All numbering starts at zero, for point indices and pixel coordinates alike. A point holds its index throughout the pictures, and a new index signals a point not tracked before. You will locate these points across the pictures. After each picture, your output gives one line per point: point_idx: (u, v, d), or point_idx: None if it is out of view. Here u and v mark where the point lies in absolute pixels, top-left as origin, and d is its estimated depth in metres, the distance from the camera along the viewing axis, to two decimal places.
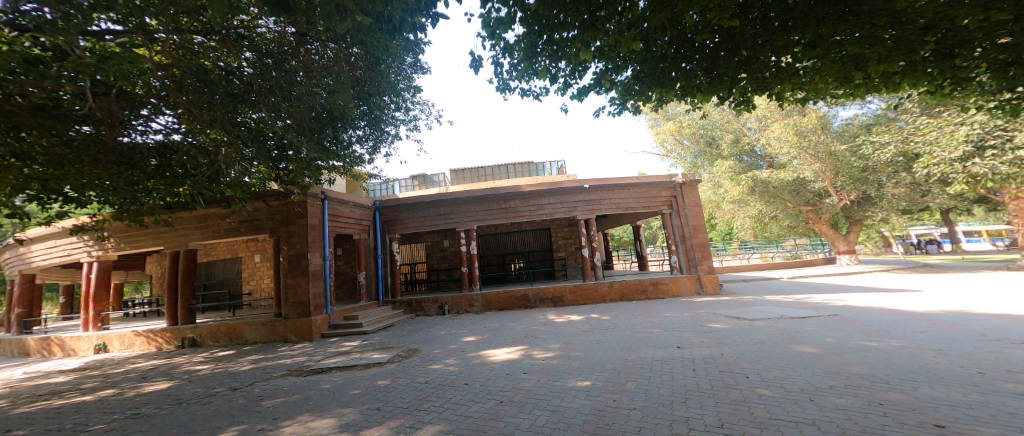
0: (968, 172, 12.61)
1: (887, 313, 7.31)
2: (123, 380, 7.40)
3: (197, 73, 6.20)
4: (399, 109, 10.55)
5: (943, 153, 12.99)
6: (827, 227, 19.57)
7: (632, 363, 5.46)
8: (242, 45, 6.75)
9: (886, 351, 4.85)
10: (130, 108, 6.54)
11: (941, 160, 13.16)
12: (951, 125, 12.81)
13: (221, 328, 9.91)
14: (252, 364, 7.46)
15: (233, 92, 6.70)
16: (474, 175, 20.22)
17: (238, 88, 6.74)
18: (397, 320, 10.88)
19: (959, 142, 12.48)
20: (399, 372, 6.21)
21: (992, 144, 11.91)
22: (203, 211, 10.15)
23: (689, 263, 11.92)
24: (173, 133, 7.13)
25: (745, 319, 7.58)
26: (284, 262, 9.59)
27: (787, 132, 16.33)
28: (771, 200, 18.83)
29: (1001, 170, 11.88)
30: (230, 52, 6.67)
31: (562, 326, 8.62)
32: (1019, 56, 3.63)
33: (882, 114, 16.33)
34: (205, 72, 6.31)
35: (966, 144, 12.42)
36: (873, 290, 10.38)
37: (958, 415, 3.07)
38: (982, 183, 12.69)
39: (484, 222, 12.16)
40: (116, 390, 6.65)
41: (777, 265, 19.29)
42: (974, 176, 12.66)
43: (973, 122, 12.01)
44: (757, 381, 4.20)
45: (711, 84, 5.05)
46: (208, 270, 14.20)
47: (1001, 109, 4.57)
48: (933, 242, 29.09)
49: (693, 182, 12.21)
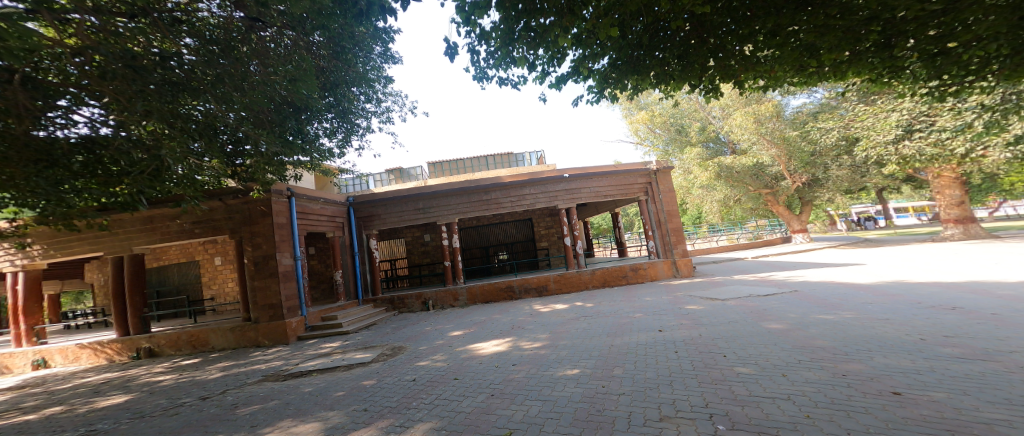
0: (900, 154, 13.74)
1: (841, 287, 7.93)
2: (72, 396, 6.81)
3: (123, 57, 5.58)
4: (370, 100, 10.17)
5: (879, 137, 14.11)
6: (784, 208, 20.85)
7: (617, 349, 5.63)
8: (180, 30, 6.26)
9: (844, 323, 5.27)
10: (43, 98, 5.96)
11: (877, 144, 14.26)
12: (884, 111, 13.90)
13: (182, 336, 9.30)
14: (222, 372, 7.06)
15: (170, 80, 6.09)
16: (451, 168, 19.87)
17: (178, 77, 6.13)
18: (378, 318, 10.63)
19: (891, 126, 13.55)
20: (385, 371, 6.09)
21: (919, 128, 12.96)
22: (148, 212, 9.38)
23: (665, 247, 12.39)
24: (102, 126, 6.52)
25: (718, 300, 8.00)
26: (251, 264, 9.07)
27: (747, 120, 17.14)
28: (734, 184, 19.79)
29: (927, 151, 12.94)
30: (167, 38, 6.12)
31: (548, 315, 8.73)
32: (945, 48, 3.97)
33: (826, 103, 17.44)
34: (133, 57, 5.72)
35: (897, 128, 13.50)
36: (827, 266, 11.21)
37: (911, 382, 3.39)
38: (912, 163, 13.82)
39: (466, 214, 12.04)
40: (65, 407, 6.11)
41: (741, 246, 20.40)
42: (905, 158, 13.81)
43: (902, 109, 13.09)
44: (735, 360, 4.44)
45: (686, 74, 5.17)
46: (162, 276, 13.19)
47: (933, 95, 4.85)
48: (872, 218, 31.77)
49: (666, 169, 12.61)
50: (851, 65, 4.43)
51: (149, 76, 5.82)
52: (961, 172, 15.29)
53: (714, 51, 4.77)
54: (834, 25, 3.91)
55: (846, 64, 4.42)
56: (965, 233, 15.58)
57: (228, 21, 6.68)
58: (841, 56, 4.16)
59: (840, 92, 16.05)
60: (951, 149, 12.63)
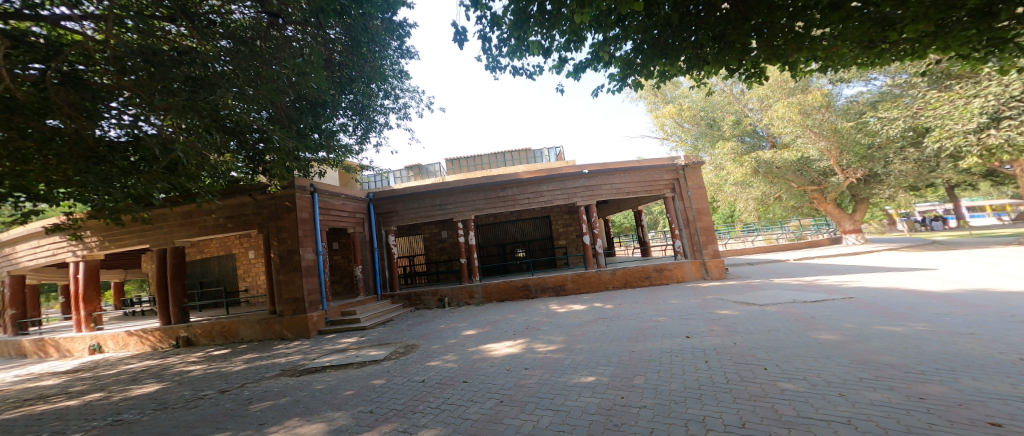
0: (983, 144, 12.02)
1: (905, 294, 6.96)
2: (112, 382, 7.15)
3: (142, 53, 5.73)
4: (388, 95, 10.16)
5: (955, 126, 12.40)
6: (832, 206, 19.13)
7: (640, 356, 5.16)
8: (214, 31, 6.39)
9: (912, 337, 4.53)
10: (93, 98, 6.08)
11: (953, 133, 12.56)
12: (962, 98, 12.32)
13: (215, 327, 9.66)
14: (245, 364, 7.19)
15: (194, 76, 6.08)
16: (471, 164, 19.75)
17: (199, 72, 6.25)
18: (396, 314, 10.64)
19: (973, 114, 11.89)
20: (396, 370, 5.94)
21: (1008, 115, 11.36)
22: (187, 207, 9.80)
23: (694, 247, 11.59)
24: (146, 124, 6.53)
25: (755, 305, 7.27)
26: (275, 258, 9.27)
27: (791, 111, 15.69)
28: (775, 180, 18.37)
29: (1017, 141, 11.25)
30: (201, 40, 6.26)
31: (565, 316, 8.32)
32: None
33: (887, 90, 15.51)
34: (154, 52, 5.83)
35: (980, 116, 11.82)
36: (884, 270, 10.06)
37: (1014, 412, 2.75)
38: (997, 155, 12.14)
39: (482, 211, 11.81)
40: (102, 394, 6.39)
41: (782, 247, 18.92)
42: (988, 149, 12.10)
43: (987, 93, 11.57)
44: (777, 374, 3.88)
45: (717, 52, 4.57)
46: (202, 268, 13.91)
47: None
48: (939, 217, 28.69)
49: (696, 164, 11.78)
50: (941, 40, 3.62)
51: (172, 72, 5.87)
52: None
53: (757, 30, 4.13)
54: None
55: (934, 39, 3.65)
56: None
57: (257, 21, 6.83)
58: (929, 27, 3.40)
59: (908, 79, 14.30)
60: None
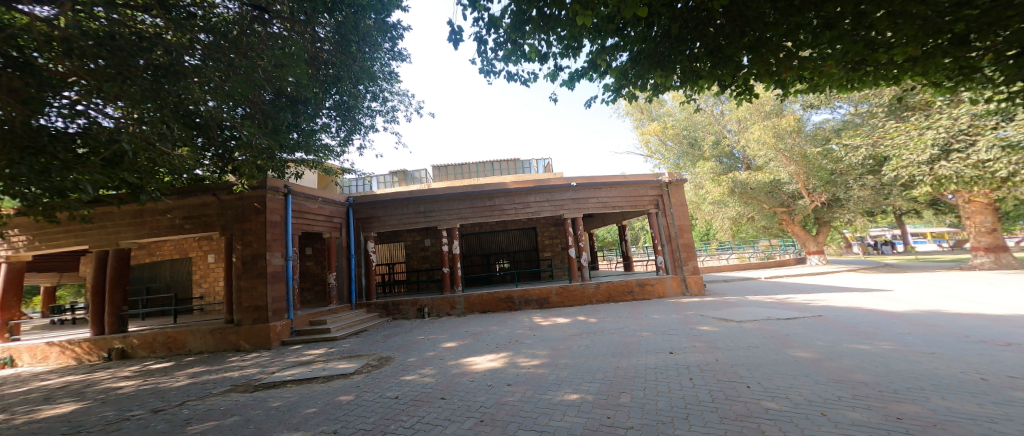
0: (934, 174, 12.95)
1: (869, 313, 7.27)
2: (20, 402, 6.34)
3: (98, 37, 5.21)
4: (375, 99, 9.89)
5: (911, 157, 13.38)
6: (799, 228, 20.14)
7: (624, 372, 5.07)
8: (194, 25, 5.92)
9: (882, 355, 4.66)
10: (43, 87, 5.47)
11: (909, 163, 13.54)
12: (917, 129, 13.35)
13: (158, 337, 8.86)
14: (190, 379, 6.57)
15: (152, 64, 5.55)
16: (457, 172, 19.51)
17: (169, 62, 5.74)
18: (370, 324, 10.14)
19: (926, 145, 12.86)
20: (367, 385, 5.57)
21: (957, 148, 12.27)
22: (138, 205, 9.02)
23: (675, 263, 11.78)
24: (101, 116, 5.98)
25: (733, 321, 7.39)
26: (238, 263, 8.65)
27: (766, 133, 16.54)
28: (748, 201, 19.19)
29: (965, 173, 12.17)
30: (177, 32, 5.80)
31: (549, 329, 8.16)
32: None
33: (850, 119, 16.60)
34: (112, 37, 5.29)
35: (933, 147, 12.77)
36: (849, 290, 10.53)
37: (986, 432, 2.80)
38: (946, 185, 13.06)
39: (468, 220, 11.57)
40: (5, 416, 5.64)
41: (753, 266, 19.66)
42: (938, 179, 13.05)
43: (940, 126, 12.52)
44: (760, 392, 3.86)
45: (714, 62, 4.68)
46: (152, 273, 12.85)
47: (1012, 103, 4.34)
48: (890, 243, 30.82)
49: (679, 181, 12.07)
50: (922, 65, 3.96)
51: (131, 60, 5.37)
52: (995, 198, 14.72)
53: (754, 44, 4.25)
54: (914, 12, 3.47)
55: (916, 64, 3.97)
56: (996, 261, 14.72)
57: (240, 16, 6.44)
58: (915, 51, 3.70)
59: (870, 110, 15.34)
60: (992, 171, 11.92)
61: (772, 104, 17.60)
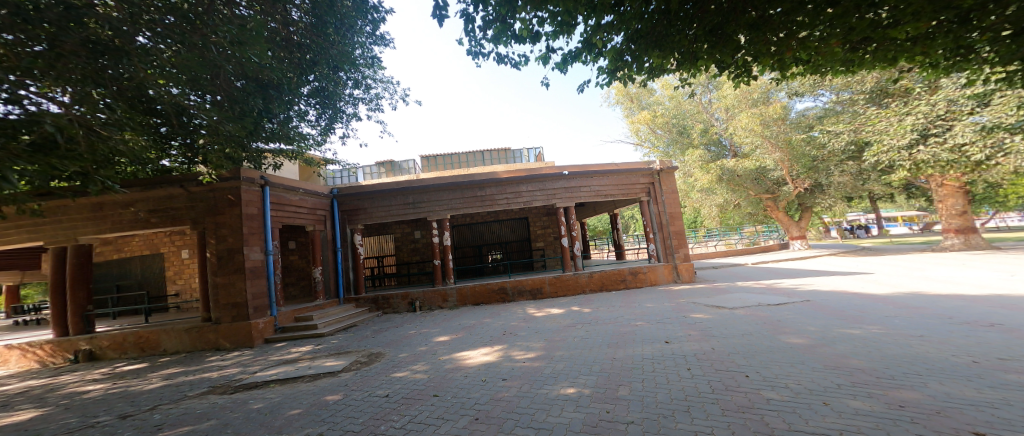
0: (914, 159, 13.22)
1: (855, 297, 7.40)
2: None
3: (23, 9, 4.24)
4: (357, 85, 9.41)
5: (891, 142, 13.67)
6: (783, 214, 20.58)
7: (621, 364, 5.01)
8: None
9: (874, 340, 4.69)
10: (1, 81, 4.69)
11: (890, 148, 13.83)
12: (897, 115, 13.61)
13: (128, 338, 8.40)
14: (163, 381, 6.21)
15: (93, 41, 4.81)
16: (446, 162, 19.09)
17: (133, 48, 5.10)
18: (360, 319, 9.87)
19: (906, 130, 13.14)
20: (355, 383, 5.36)
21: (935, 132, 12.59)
22: (97, 198, 8.47)
23: (666, 251, 11.82)
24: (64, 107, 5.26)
25: (726, 308, 7.42)
26: (213, 259, 8.22)
27: (753, 121, 16.71)
28: (735, 188, 19.45)
29: (942, 157, 12.48)
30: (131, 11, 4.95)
31: (543, 321, 8.05)
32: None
33: (830, 107, 16.85)
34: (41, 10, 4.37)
35: (912, 132, 13.07)
36: (835, 274, 10.74)
37: (989, 418, 2.79)
38: (924, 170, 13.35)
39: (459, 211, 11.31)
40: None
41: (740, 252, 20.00)
42: (917, 163, 13.32)
43: (919, 111, 12.81)
44: (759, 382, 3.82)
45: (714, 42, 4.54)
46: (123, 270, 12.20)
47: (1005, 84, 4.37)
48: (867, 228, 31.91)
49: (670, 169, 12.02)
50: (924, 42, 3.94)
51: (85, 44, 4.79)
52: (965, 181, 15.22)
53: (756, 22, 4.17)
54: None
55: (917, 43, 3.95)
56: (965, 243, 15.30)
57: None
58: (919, 27, 3.64)
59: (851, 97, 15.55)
60: (968, 155, 12.25)
61: (759, 91, 17.71)
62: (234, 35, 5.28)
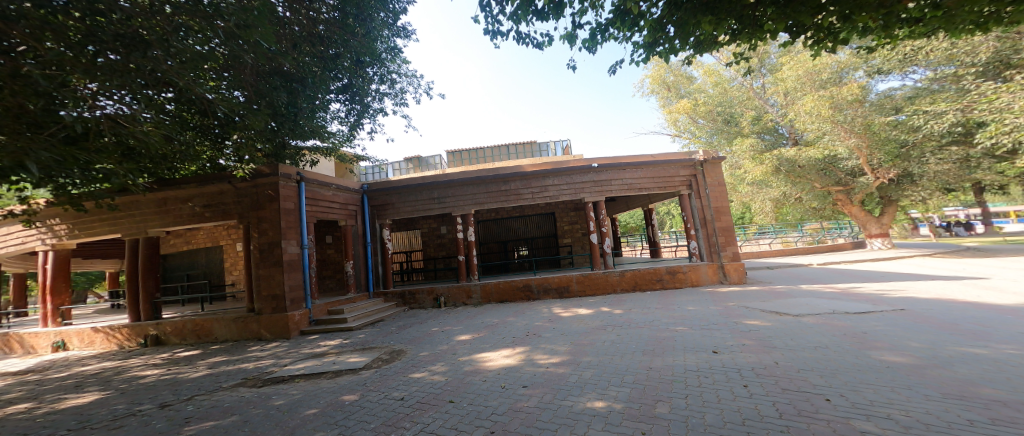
0: None
1: (963, 307, 6.04)
2: (51, 390, 6.34)
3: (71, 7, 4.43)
4: (382, 80, 9.41)
5: (1016, 120, 10.95)
6: (857, 209, 18.16)
7: (659, 376, 4.38)
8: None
9: (1011, 365, 3.61)
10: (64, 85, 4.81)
11: (1014, 127, 11.14)
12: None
13: (187, 325, 8.92)
14: (206, 370, 6.39)
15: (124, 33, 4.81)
16: (472, 157, 18.87)
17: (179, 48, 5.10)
18: (387, 313, 9.86)
19: None
20: (373, 383, 5.15)
21: None
22: (162, 193, 9.09)
23: (711, 249, 10.63)
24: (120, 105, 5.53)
25: (788, 315, 6.37)
26: (255, 251, 8.51)
27: (820, 105, 14.71)
28: (797, 180, 17.47)
29: None
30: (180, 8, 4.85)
31: (569, 321, 7.44)
32: None
33: (924, 85, 14.24)
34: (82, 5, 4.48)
35: None
36: (926, 277, 9.09)
37: None
38: None
39: (482, 205, 10.99)
40: (31, 404, 5.59)
41: (802, 251, 17.88)
42: None
43: None
44: (848, 410, 2.97)
45: (782, 3, 3.73)
46: (189, 261, 13.22)
47: None
48: (962, 225, 27.63)
49: (716, 159, 10.83)
50: None
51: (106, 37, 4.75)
52: None
53: None
54: None
55: None
56: None
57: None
58: None
59: (953, 72, 13.13)
60: None
61: (828, 71, 15.53)
62: (239, 17, 5.05)
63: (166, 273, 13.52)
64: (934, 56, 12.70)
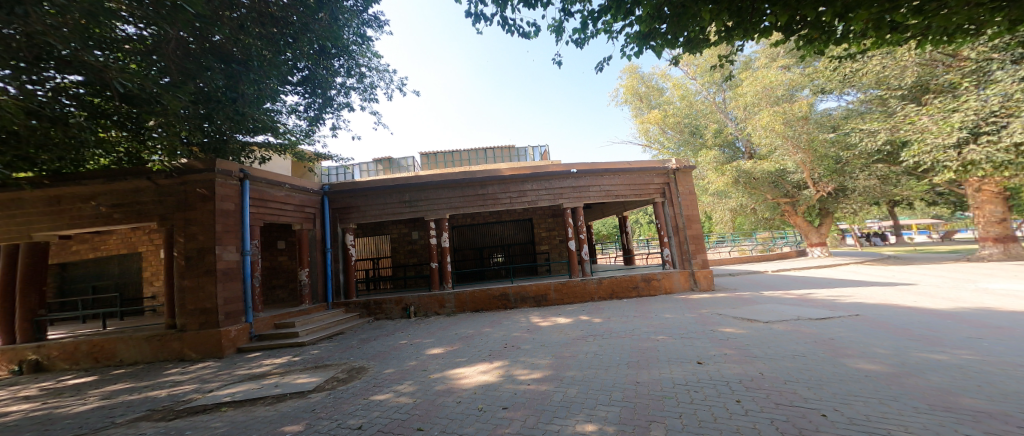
0: (963, 159, 11.91)
1: (911, 312, 6.41)
2: None
3: None
4: (350, 73, 8.70)
5: (935, 140, 12.31)
6: (801, 220, 19.69)
7: (648, 391, 4.22)
8: None
9: (975, 371, 3.71)
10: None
11: (933, 148, 12.46)
12: (942, 112, 12.39)
13: (81, 347, 7.59)
14: (98, 402, 5.48)
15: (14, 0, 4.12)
16: (447, 159, 18.21)
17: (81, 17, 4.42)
18: (347, 326, 9.01)
19: (953, 128, 11.84)
20: (323, 410, 4.48)
21: (987, 130, 11.26)
22: (54, 189, 7.71)
23: (683, 256, 10.87)
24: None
25: (759, 322, 6.51)
26: (182, 258, 7.41)
27: (775, 120, 15.82)
28: (752, 192, 18.66)
29: (997, 157, 11.15)
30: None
31: (549, 331, 7.13)
32: None
33: (855, 107, 15.98)
34: None
35: (960, 130, 11.76)
36: (870, 284, 9.78)
37: None
38: (973, 172, 12.05)
39: (458, 210, 10.46)
40: None
41: (754, 259, 18.95)
42: (967, 164, 12.00)
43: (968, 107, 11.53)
44: (846, 425, 2.85)
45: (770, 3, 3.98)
46: (97, 269, 11.43)
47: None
48: (882, 235, 30.81)
49: (687, 168, 11.10)
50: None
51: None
52: (1005, 186, 14.27)
53: None
54: None
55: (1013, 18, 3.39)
56: (1005, 252, 14.18)
57: None
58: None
59: (879, 95, 14.56)
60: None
61: (782, 88, 16.74)
62: None
63: (64, 285, 11.49)
64: (867, 79, 14.09)
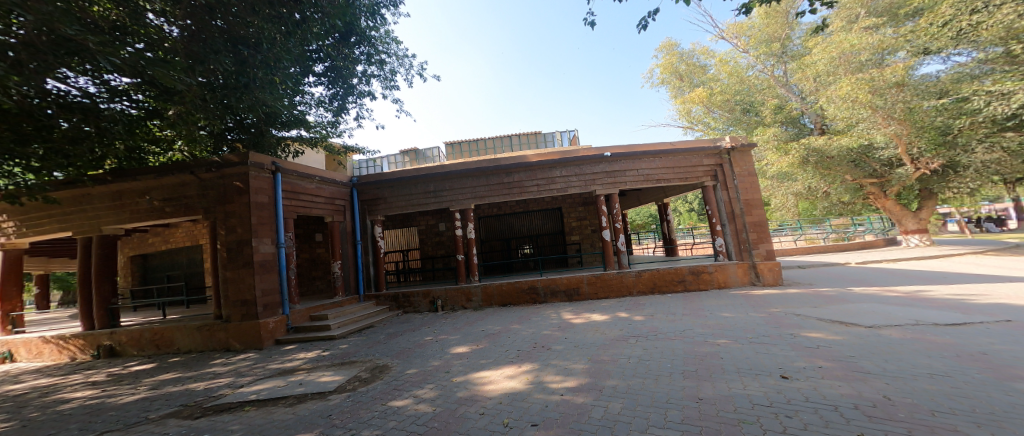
0: None
1: None
2: None
3: None
4: (371, 61, 8.63)
5: None
6: (891, 203, 16.87)
7: (717, 412, 3.29)
8: None
9: None
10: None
11: None
12: None
13: (145, 334, 7.88)
14: (146, 392, 5.17)
15: None
16: (473, 149, 17.71)
17: None
18: (377, 319, 8.78)
19: None
20: (340, 415, 4.01)
21: None
22: (116, 185, 8.07)
23: (739, 247, 9.41)
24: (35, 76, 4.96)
25: (857, 326, 5.22)
26: (222, 251, 7.45)
27: (857, 89, 13.59)
28: (826, 173, 16.33)
29: None
30: None
31: (583, 329, 6.28)
32: None
33: (968, 69, 12.98)
34: None
35: None
36: (1002, 281, 7.78)
37: None
38: None
39: (483, 200, 9.86)
40: None
41: (831, 249, 16.47)
42: None
43: None
44: None
45: None
46: (169, 260, 12.26)
47: None
48: (995, 221, 25.95)
49: (745, 147, 9.56)
50: None
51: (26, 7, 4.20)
52: None
53: None
54: None
55: None
56: None
57: None
58: None
59: (1004, 53, 11.81)
60: None
61: (867, 52, 14.30)
62: None
63: (145, 274, 12.55)
64: (989, 32, 11.46)
